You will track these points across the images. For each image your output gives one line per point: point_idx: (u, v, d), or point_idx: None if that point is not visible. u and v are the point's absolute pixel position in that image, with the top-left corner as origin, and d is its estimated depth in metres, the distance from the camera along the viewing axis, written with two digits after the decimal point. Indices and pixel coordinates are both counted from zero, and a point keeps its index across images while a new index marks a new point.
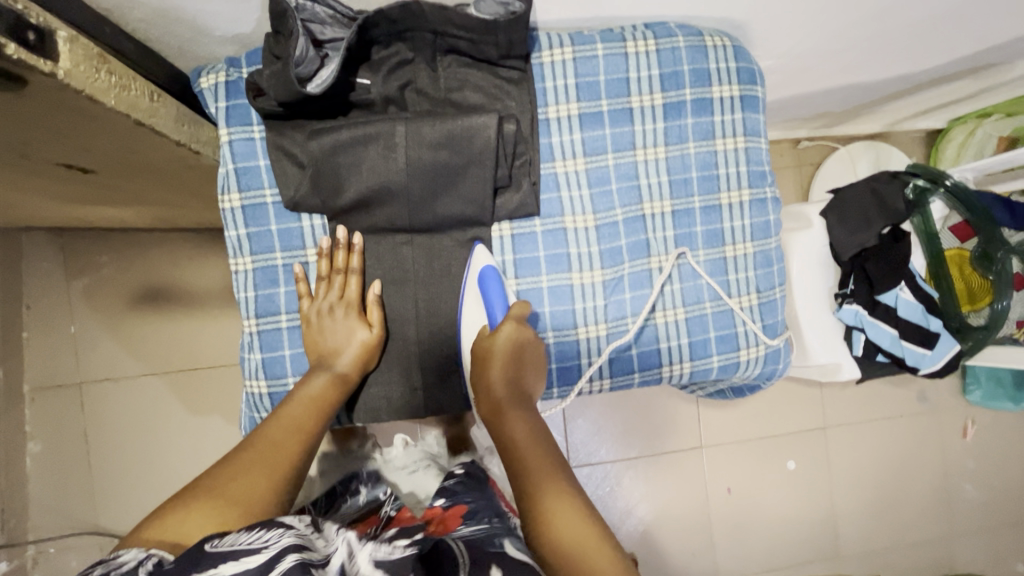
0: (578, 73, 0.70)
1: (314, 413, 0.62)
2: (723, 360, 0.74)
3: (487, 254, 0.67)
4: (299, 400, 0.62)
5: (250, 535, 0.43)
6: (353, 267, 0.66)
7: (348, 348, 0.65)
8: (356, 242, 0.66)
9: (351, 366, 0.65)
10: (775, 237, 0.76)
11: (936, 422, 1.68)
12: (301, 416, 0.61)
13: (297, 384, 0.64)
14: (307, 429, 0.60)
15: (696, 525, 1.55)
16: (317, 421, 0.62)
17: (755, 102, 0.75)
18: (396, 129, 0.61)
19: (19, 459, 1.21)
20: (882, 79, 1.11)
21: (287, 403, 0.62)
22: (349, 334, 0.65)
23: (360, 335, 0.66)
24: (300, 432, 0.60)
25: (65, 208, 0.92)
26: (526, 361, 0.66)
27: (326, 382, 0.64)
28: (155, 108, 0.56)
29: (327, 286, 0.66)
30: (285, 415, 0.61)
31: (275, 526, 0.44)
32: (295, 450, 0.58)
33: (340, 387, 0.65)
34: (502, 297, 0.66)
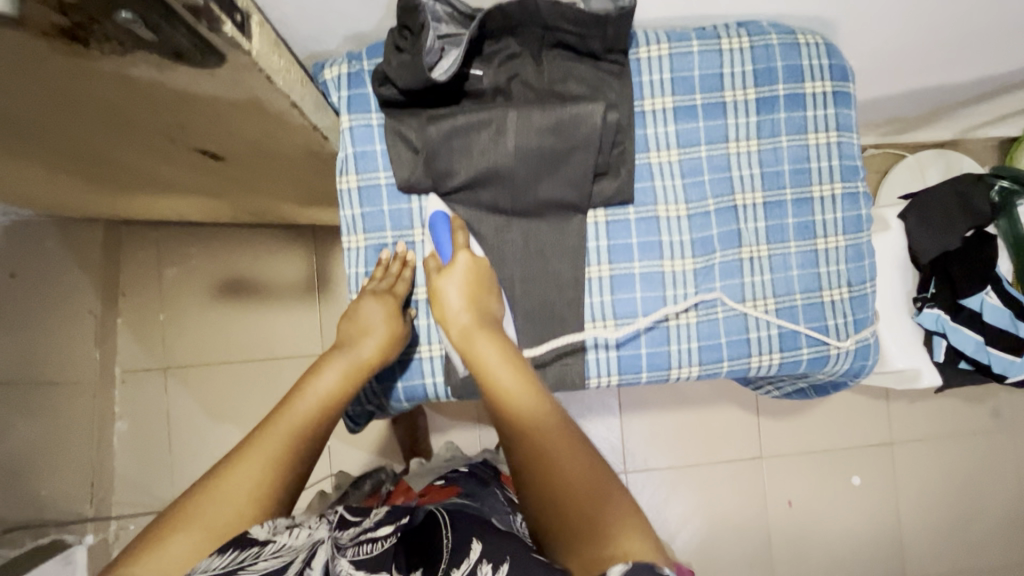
0: (673, 69, 0.72)
1: (319, 412, 0.58)
2: (813, 352, 0.74)
3: (439, 200, 0.69)
4: (307, 398, 0.59)
5: (222, 561, 0.44)
6: (405, 278, 0.69)
7: (376, 333, 0.66)
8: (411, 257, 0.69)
9: (373, 355, 0.65)
10: (867, 232, 0.76)
11: (1013, 444, 1.60)
12: (310, 411, 0.58)
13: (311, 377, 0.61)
14: (311, 431, 0.56)
15: (754, 538, 1.51)
16: (321, 422, 0.58)
17: (848, 99, 0.75)
18: (508, 114, 0.65)
19: (108, 435, 1.32)
20: (962, 81, 1.10)
21: (296, 396, 0.59)
22: (384, 321, 0.66)
23: (388, 330, 0.67)
24: (302, 436, 0.56)
25: (175, 200, 1.01)
26: (483, 288, 0.66)
27: (342, 370, 0.63)
28: (304, 93, 0.59)
29: (371, 286, 0.69)
30: (291, 412, 0.57)
31: (250, 546, 0.46)
32: (296, 459, 0.54)
33: (351, 380, 0.63)
34: (449, 237, 0.67)
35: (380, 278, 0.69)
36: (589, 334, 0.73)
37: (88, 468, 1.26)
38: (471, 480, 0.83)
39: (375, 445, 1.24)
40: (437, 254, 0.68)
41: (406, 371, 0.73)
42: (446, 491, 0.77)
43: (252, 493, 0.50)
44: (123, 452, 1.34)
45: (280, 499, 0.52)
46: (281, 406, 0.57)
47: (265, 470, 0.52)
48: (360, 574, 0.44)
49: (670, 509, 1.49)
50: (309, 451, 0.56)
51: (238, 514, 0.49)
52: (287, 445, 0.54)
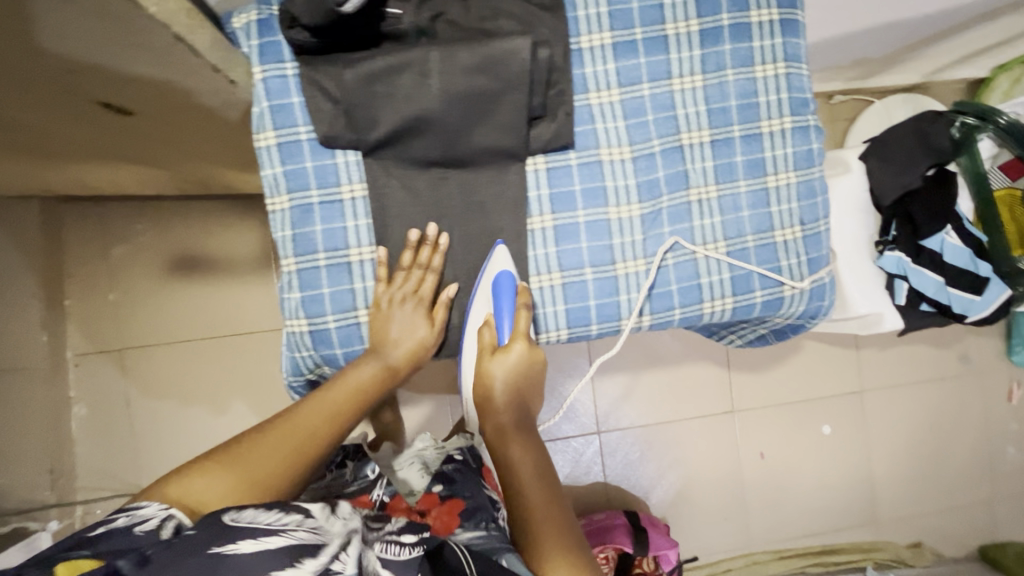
0: (611, 1, 0.68)
1: (352, 404, 0.65)
2: (767, 295, 0.72)
3: (507, 258, 0.67)
4: (340, 390, 0.65)
5: (268, 519, 0.49)
6: (434, 266, 0.67)
7: (406, 345, 0.67)
8: (442, 243, 0.66)
9: (404, 362, 0.68)
10: (819, 167, 0.73)
11: (980, 387, 1.62)
12: (340, 405, 0.65)
13: (348, 368, 0.66)
14: (342, 422, 0.65)
15: (728, 490, 1.53)
16: (351, 413, 0.65)
17: (796, 27, 0.71)
18: (430, 55, 0.60)
19: (66, 421, 1.28)
20: (924, 15, 1.06)
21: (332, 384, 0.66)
22: (413, 332, 0.67)
23: (421, 333, 0.68)
24: (332, 421, 0.64)
25: (104, 171, 0.95)
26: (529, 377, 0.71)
27: (375, 372, 0.67)
28: (193, 30, 0.54)
29: (404, 278, 0.66)
30: (328, 401, 0.64)
31: (293, 514, 0.51)
32: (323, 439, 0.63)
33: (383, 381, 0.68)
34: (512, 309, 0.68)
35: (406, 263, 0.66)
36: (535, 288, 0.70)
37: (45, 455, 1.23)
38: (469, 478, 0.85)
39: None
40: (495, 326, 0.70)
41: (343, 337, 0.67)
42: (453, 507, 0.78)
43: (282, 458, 0.60)
44: (82, 438, 1.31)
45: (302, 471, 0.61)
46: (319, 391, 0.66)
47: (292, 451, 0.60)
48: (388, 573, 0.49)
49: (646, 467, 1.50)
50: (333, 443, 0.64)
51: (268, 473, 0.58)
52: (318, 430, 0.63)
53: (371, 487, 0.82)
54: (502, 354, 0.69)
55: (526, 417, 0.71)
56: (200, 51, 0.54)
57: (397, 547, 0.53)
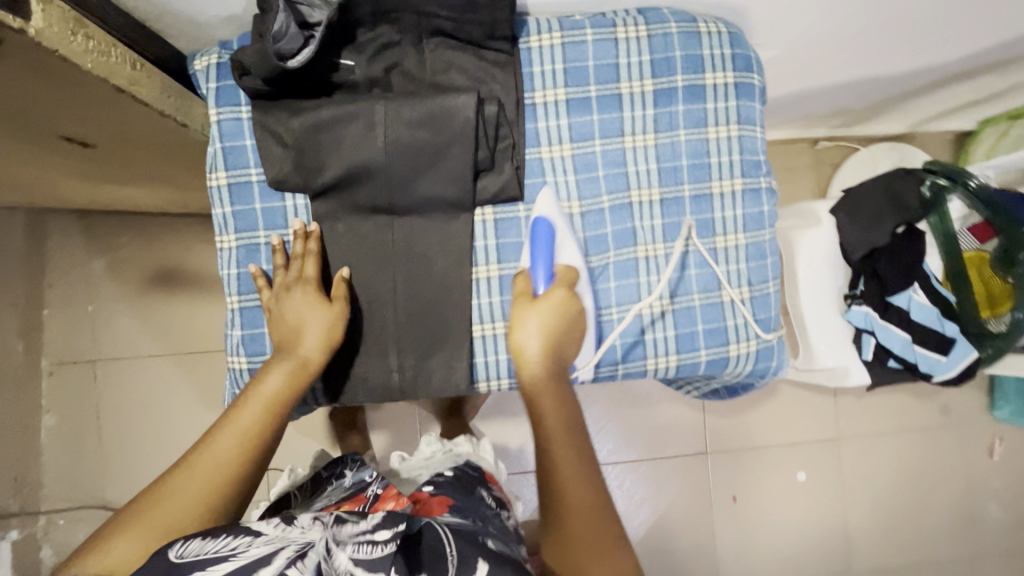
0: (567, 58, 0.69)
1: (268, 412, 0.61)
2: (712, 354, 0.72)
3: (547, 211, 0.68)
4: (250, 401, 0.61)
5: (215, 545, 0.47)
6: (311, 250, 0.65)
7: (310, 330, 0.63)
8: (311, 230, 0.65)
9: (316, 349, 0.63)
10: (770, 229, 0.73)
11: (961, 439, 1.59)
12: (251, 415, 0.61)
13: (257, 377, 0.63)
14: (260, 431, 0.60)
15: (698, 532, 1.51)
16: (269, 421, 0.61)
17: (751, 90, 0.72)
18: (376, 108, 0.61)
19: (35, 430, 1.29)
20: (902, 72, 1.06)
21: (244, 398, 0.62)
22: (312, 315, 0.63)
23: (322, 315, 0.63)
24: (249, 435, 0.60)
25: (80, 190, 0.97)
26: (570, 333, 0.67)
27: (286, 373, 0.62)
28: (137, 77, 0.56)
29: (286, 269, 0.65)
30: (238, 414, 0.61)
31: (243, 535, 0.49)
32: (242, 455, 0.59)
33: (297, 378, 0.63)
34: (548, 261, 0.67)
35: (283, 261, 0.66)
36: (477, 337, 0.70)
37: (11, 463, 1.24)
38: (461, 485, 0.79)
39: (307, 441, 1.21)
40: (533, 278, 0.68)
41: None
42: (440, 503, 0.72)
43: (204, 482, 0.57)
44: (49, 447, 1.31)
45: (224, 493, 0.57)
46: (231, 408, 0.62)
47: (209, 479, 0.57)
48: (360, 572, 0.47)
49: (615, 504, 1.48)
50: (256, 458, 0.60)
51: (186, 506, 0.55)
52: (232, 455, 0.59)
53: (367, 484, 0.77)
54: (542, 303, 0.66)
55: (562, 371, 0.67)
56: (144, 100, 0.57)
57: (366, 544, 0.49)
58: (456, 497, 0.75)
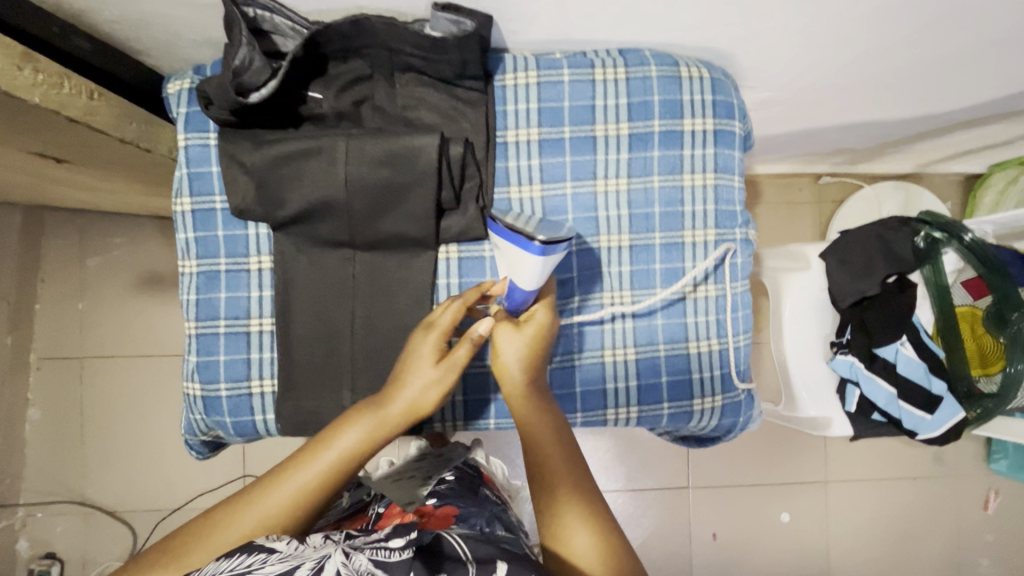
0: (542, 97, 0.68)
1: (340, 467, 0.54)
2: (674, 408, 0.70)
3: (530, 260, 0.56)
4: (325, 452, 0.54)
5: (227, 564, 0.41)
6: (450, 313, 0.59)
7: (411, 389, 0.57)
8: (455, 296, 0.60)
9: (404, 413, 0.56)
10: (742, 281, 0.71)
11: (955, 490, 1.55)
12: (319, 467, 0.53)
13: (335, 428, 0.55)
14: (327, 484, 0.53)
15: (676, 568, 1.48)
16: (339, 475, 0.54)
17: (731, 138, 0.71)
18: (339, 144, 0.61)
19: (19, 423, 1.31)
20: (904, 116, 1.03)
21: (317, 445, 0.54)
22: (420, 379, 0.57)
23: (428, 373, 0.57)
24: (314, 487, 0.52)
25: (68, 195, 0.98)
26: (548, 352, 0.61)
27: (368, 429, 0.55)
28: (95, 106, 0.55)
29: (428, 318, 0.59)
30: (308, 459, 0.53)
31: (257, 554, 0.43)
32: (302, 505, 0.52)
33: (378, 434, 0.55)
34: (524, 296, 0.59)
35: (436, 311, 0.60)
36: None
37: None
38: (462, 488, 0.77)
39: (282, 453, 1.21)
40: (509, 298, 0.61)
41: (232, 406, 0.67)
42: (446, 510, 0.69)
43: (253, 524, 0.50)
44: (32, 440, 1.33)
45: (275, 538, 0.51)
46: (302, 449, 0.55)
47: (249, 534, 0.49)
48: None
49: None
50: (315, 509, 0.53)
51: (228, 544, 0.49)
52: (282, 502, 0.51)
53: (369, 505, 0.77)
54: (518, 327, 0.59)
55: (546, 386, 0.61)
56: (100, 128, 0.56)
57: (384, 549, 0.44)
58: (461, 502, 0.72)
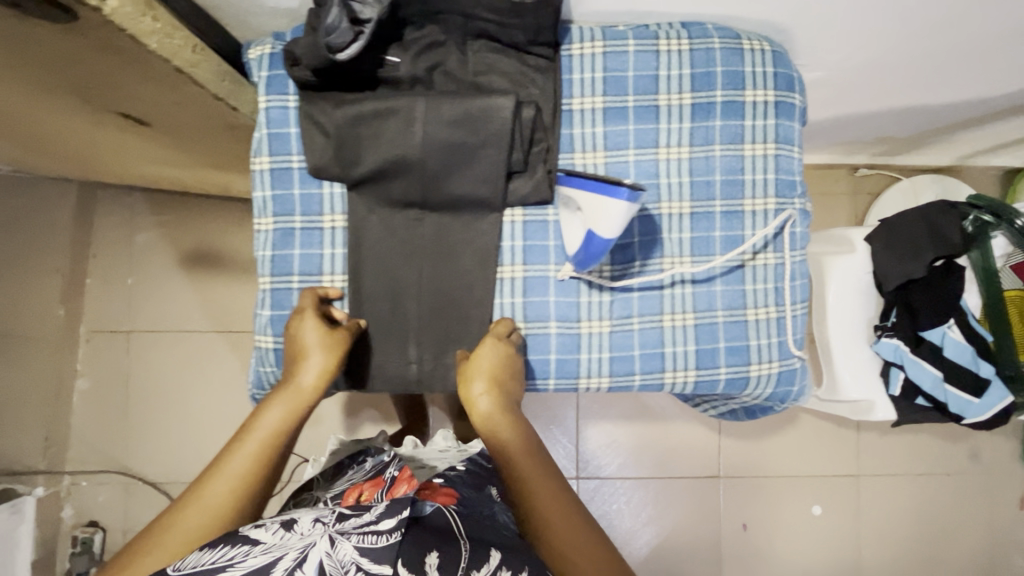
0: (607, 67, 0.70)
1: (270, 446, 0.59)
2: (731, 373, 0.71)
3: (617, 207, 0.59)
4: (253, 437, 0.58)
5: (213, 556, 0.48)
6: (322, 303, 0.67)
7: (313, 359, 0.63)
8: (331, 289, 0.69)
9: (313, 383, 0.62)
10: (801, 251, 0.72)
11: (990, 489, 1.52)
12: (260, 448, 0.58)
13: (258, 411, 0.60)
14: (262, 464, 0.58)
15: (704, 558, 1.47)
16: (274, 453, 0.59)
17: (791, 110, 0.72)
18: (416, 104, 0.63)
19: (68, 392, 1.35)
20: (951, 102, 1.04)
21: (245, 432, 0.59)
22: (311, 359, 0.63)
23: (313, 350, 0.63)
24: (257, 467, 0.57)
25: (130, 167, 1.01)
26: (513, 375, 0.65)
27: (287, 406, 0.61)
28: (197, 60, 0.59)
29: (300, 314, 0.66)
30: (242, 444, 0.58)
31: (240, 544, 0.50)
32: (253, 486, 0.56)
33: (297, 407, 0.61)
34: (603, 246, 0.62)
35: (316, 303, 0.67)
36: None
37: (41, 423, 1.30)
38: (471, 482, 0.75)
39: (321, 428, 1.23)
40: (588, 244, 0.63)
41: None
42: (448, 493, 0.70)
43: (212, 510, 0.54)
44: (79, 410, 1.37)
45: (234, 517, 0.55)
46: (233, 442, 0.59)
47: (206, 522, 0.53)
48: (366, 561, 0.49)
49: (621, 520, 1.46)
50: (260, 487, 0.57)
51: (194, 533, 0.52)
52: (220, 502, 0.54)
53: (384, 469, 0.76)
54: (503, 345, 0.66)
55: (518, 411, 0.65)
56: (200, 79, 0.60)
57: (370, 533, 0.51)
58: (463, 494, 0.71)
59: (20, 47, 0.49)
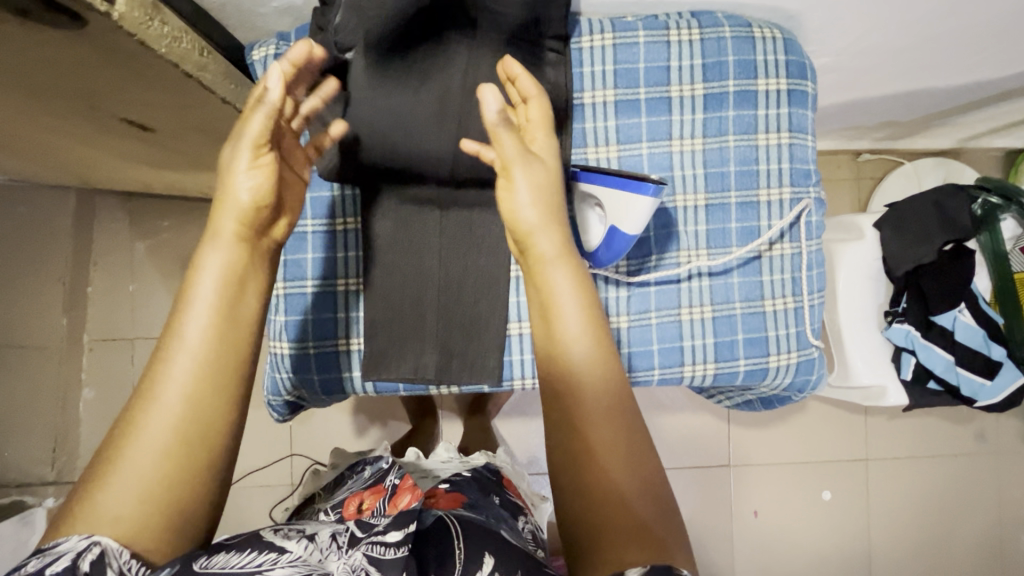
0: (617, 59, 0.69)
1: (223, 337, 0.44)
2: (751, 365, 0.71)
3: (643, 204, 0.58)
4: (192, 319, 0.44)
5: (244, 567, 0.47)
6: (307, 136, 0.56)
7: (272, 204, 0.51)
8: (331, 127, 0.58)
9: (248, 210, 0.47)
10: (817, 240, 0.72)
11: (996, 468, 1.54)
12: (207, 348, 0.43)
13: (191, 278, 0.45)
14: (215, 356, 0.43)
15: (718, 546, 1.48)
16: (228, 343, 0.44)
17: (804, 98, 0.71)
18: (428, 105, 0.62)
19: (73, 403, 1.34)
20: (958, 84, 1.03)
21: (178, 316, 0.44)
22: (259, 181, 0.48)
23: (280, 200, 0.52)
24: (203, 371, 0.43)
25: (130, 172, 0.99)
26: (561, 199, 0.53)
27: (223, 265, 0.46)
28: (205, 62, 0.58)
29: (283, 151, 0.54)
30: (175, 339, 0.43)
31: (263, 550, 0.48)
32: (208, 400, 0.42)
33: (254, 264, 0.48)
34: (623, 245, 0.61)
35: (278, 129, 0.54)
36: (513, 334, 0.70)
37: (49, 434, 1.29)
38: (478, 487, 0.75)
39: (332, 431, 1.22)
40: (609, 241, 0.62)
41: (321, 361, 0.69)
42: (454, 498, 0.69)
43: (163, 425, 0.41)
44: (86, 419, 1.35)
45: (192, 448, 0.41)
46: (163, 334, 0.44)
47: (162, 444, 0.41)
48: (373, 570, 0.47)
49: None
50: (222, 394, 0.43)
51: (144, 472, 0.40)
52: (177, 413, 0.42)
53: (386, 476, 0.76)
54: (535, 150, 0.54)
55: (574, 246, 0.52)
56: (207, 85, 0.59)
57: (380, 546, 0.49)
58: (470, 497, 0.71)
59: (25, 58, 0.48)
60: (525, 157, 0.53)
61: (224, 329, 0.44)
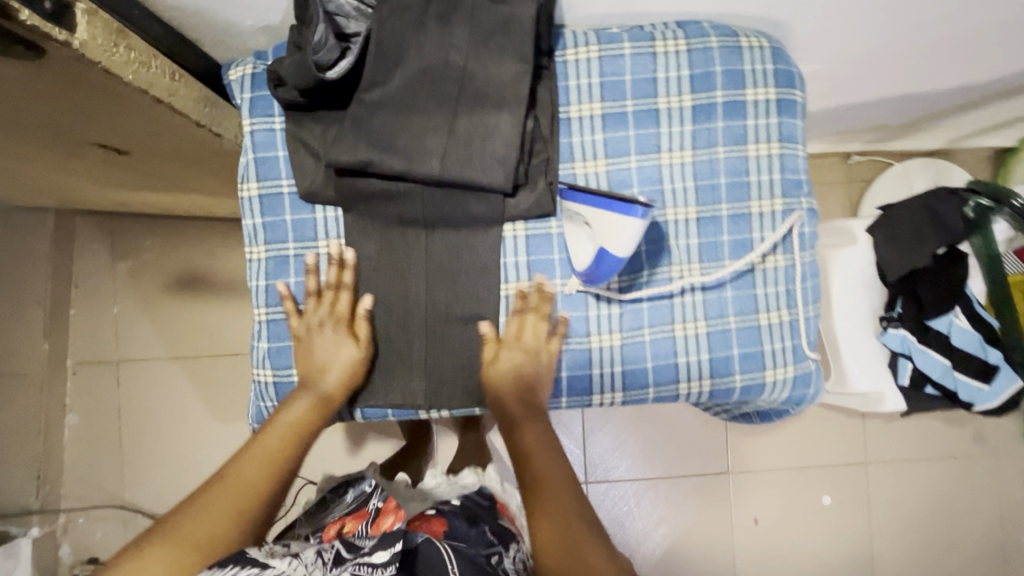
0: (603, 72, 0.68)
1: (291, 443, 0.62)
2: (747, 380, 0.69)
3: (630, 225, 0.56)
4: (277, 428, 0.62)
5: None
6: (345, 283, 0.66)
7: (335, 365, 0.65)
8: (347, 258, 0.65)
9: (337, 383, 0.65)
10: (809, 250, 0.71)
11: (996, 469, 1.53)
12: (277, 446, 0.61)
13: (282, 407, 0.64)
14: (286, 458, 0.61)
15: (719, 555, 1.46)
16: (291, 455, 0.62)
17: (793, 107, 0.70)
18: (412, 121, 0.60)
19: (57, 428, 1.31)
20: (945, 87, 1.03)
21: (268, 427, 0.63)
22: (337, 351, 0.65)
23: (347, 351, 0.65)
24: (272, 463, 0.60)
25: (109, 195, 0.97)
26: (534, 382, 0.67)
27: (309, 405, 0.64)
28: (176, 87, 0.57)
29: (316, 303, 0.66)
30: (264, 438, 0.62)
31: (250, 566, 0.50)
32: (268, 483, 0.59)
33: (323, 409, 0.64)
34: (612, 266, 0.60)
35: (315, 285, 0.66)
36: None
37: (33, 462, 1.26)
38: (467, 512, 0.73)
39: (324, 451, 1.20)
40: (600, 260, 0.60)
41: None
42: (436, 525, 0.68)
43: (239, 491, 0.57)
44: (71, 445, 1.33)
45: (250, 516, 0.57)
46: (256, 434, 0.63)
47: (233, 503, 0.56)
48: None
49: (633, 523, 1.45)
50: (280, 484, 0.61)
51: (209, 527, 0.54)
52: (255, 479, 0.59)
53: (369, 499, 0.76)
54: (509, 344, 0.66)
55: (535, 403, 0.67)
56: (180, 109, 0.58)
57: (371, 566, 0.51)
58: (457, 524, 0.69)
59: None
60: (511, 342, 0.66)
61: (296, 445, 0.63)
